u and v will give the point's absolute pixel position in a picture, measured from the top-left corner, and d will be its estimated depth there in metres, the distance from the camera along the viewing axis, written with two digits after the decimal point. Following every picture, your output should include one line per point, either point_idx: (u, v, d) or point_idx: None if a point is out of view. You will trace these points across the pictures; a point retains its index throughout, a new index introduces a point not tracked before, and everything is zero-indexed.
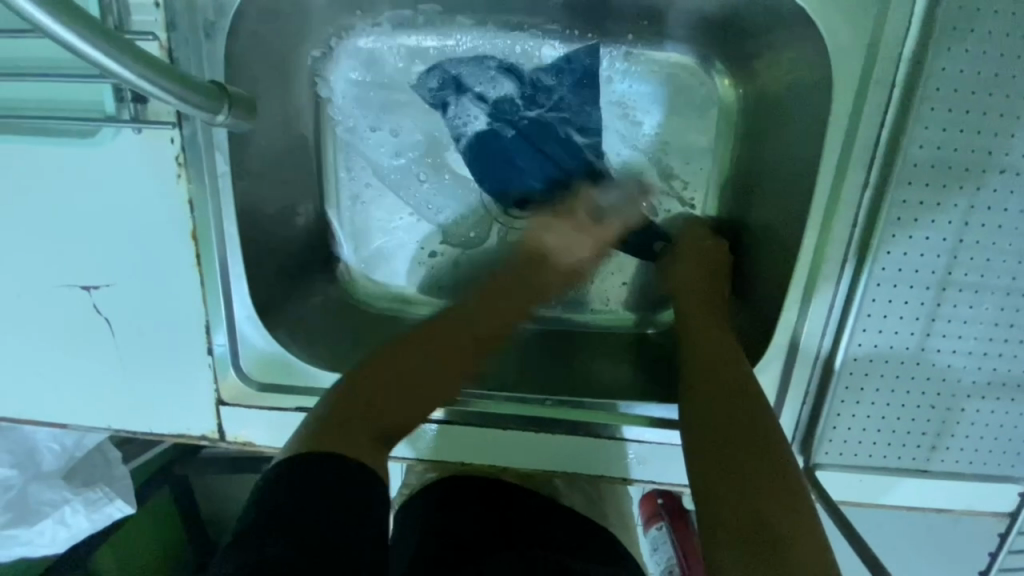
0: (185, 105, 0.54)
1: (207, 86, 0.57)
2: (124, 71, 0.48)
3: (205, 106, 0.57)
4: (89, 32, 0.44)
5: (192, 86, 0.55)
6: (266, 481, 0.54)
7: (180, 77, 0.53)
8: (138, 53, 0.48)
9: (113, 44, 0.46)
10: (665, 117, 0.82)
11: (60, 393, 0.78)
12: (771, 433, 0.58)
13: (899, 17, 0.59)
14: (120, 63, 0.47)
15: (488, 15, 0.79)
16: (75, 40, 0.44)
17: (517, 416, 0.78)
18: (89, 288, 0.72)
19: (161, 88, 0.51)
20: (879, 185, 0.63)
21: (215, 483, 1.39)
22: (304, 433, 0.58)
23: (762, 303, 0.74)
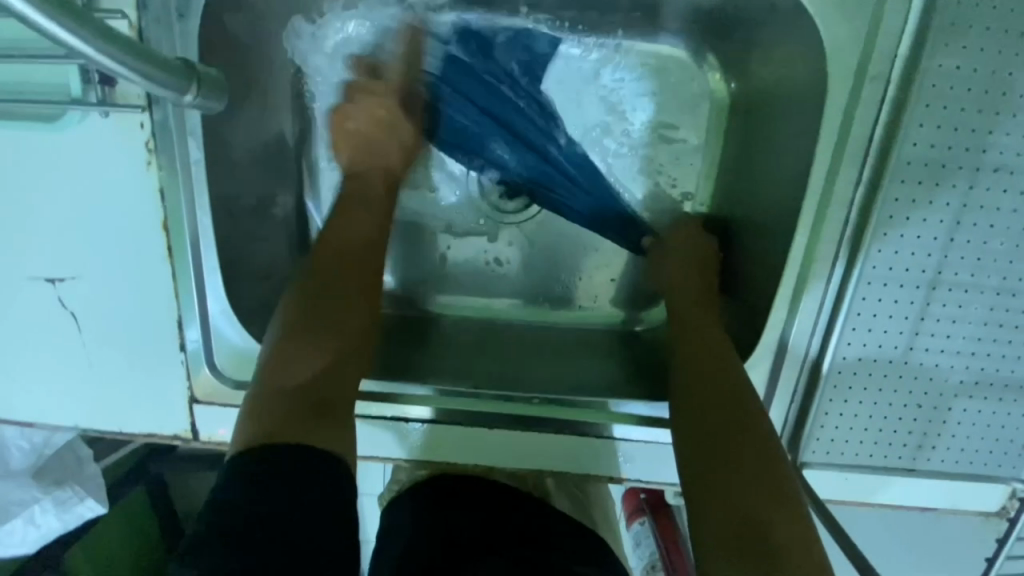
0: (151, 85, 0.50)
1: (176, 67, 0.54)
2: (93, 52, 0.44)
3: (174, 86, 0.53)
4: (54, 7, 0.41)
5: (159, 65, 0.51)
6: (226, 478, 0.51)
7: (147, 55, 0.49)
8: (107, 33, 0.45)
9: (75, 19, 0.42)
10: (653, 111, 0.80)
11: (24, 391, 0.74)
12: (768, 439, 0.57)
13: (896, 12, 0.58)
14: (91, 44, 0.44)
15: (476, 1, 0.77)
16: (35, 14, 0.40)
17: (503, 415, 0.76)
18: (55, 281, 0.69)
19: (128, 70, 0.47)
20: (872, 183, 0.62)
21: (193, 480, 1.36)
22: (246, 426, 0.56)
23: (751, 301, 0.74)
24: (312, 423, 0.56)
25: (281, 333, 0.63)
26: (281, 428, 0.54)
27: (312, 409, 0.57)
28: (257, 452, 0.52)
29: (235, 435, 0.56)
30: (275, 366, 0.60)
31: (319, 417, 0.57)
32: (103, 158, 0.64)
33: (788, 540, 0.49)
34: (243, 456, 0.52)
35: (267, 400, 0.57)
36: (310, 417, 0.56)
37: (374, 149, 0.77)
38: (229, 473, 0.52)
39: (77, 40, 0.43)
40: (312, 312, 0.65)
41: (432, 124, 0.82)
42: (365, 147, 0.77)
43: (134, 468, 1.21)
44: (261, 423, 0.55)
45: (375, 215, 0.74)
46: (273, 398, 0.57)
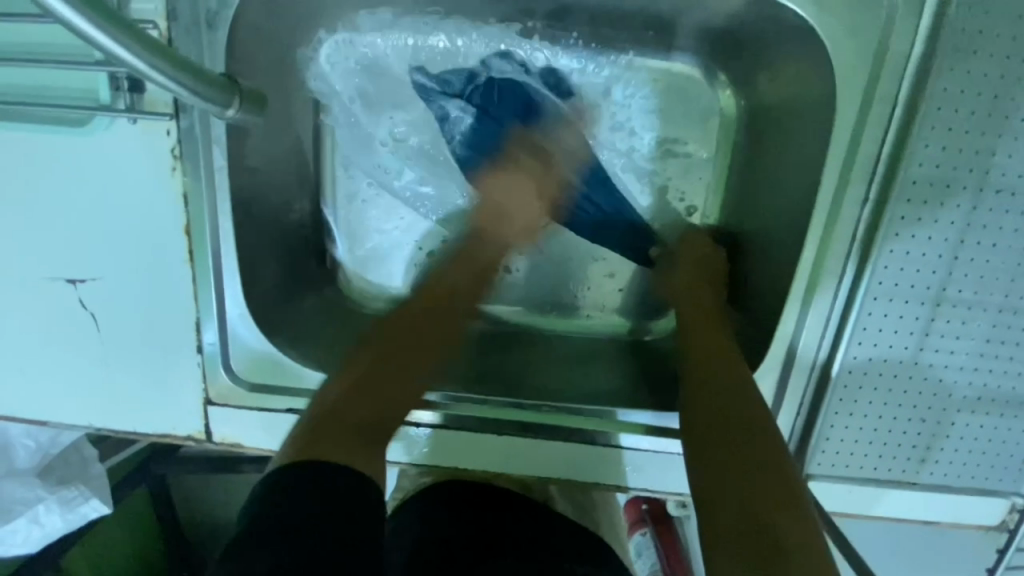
0: (189, 95, 0.51)
1: (219, 80, 0.56)
2: (135, 61, 0.46)
3: (217, 100, 0.55)
4: (98, 15, 0.43)
5: (203, 79, 0.53)
6: (261, 487, 0.53)
7: (191, 67, 0.51)
8: (149, 42, 0.47)
9: (117, 27, 0.44)
10: (664, 126, 0.82)
11: (40, 389, 0.75)
12: (773, 441, 0.59)
13: (902, 36, 0.60)
14: (132, 52, 0.46)
15: (493, 17, 0.79)
16: (75, 17, 0.42)
17: (513, 422, 0.78)
18: (76, 282, 0.70)
19: (170, 81, 0.49)
20: (878, 201, 0.64)
21: (196, 482, 1.39)
22: (293, 441, 0.58)
23: (758, 312, 0.75)
24: (362, 451, 0.57)
25: (358, 359, 0.67)
26: (335, 447, 0.56)
27: (364, 436, 0.59)
28: (305, 466, 0.54)
29: (283, 448, 0.58)
30: (338, 392, 0.62)
31: (369, 449, 0.58)
32: (128, 164, 0.66)
33: (791, 539, 0.51)
34: (287, 467, 0.54)
35: (326, 419, 0.59)
36: (361, 442, 0.58)
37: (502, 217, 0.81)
38: (264, 482, 0.53)
39: (111, 46, 0.44)
40: (383, 347, 0.68)
41: (449, 143, 0.84)
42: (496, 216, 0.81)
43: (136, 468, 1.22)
44: (314, 439, 0.57)
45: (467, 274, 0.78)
46: (332, 418, 0.59)
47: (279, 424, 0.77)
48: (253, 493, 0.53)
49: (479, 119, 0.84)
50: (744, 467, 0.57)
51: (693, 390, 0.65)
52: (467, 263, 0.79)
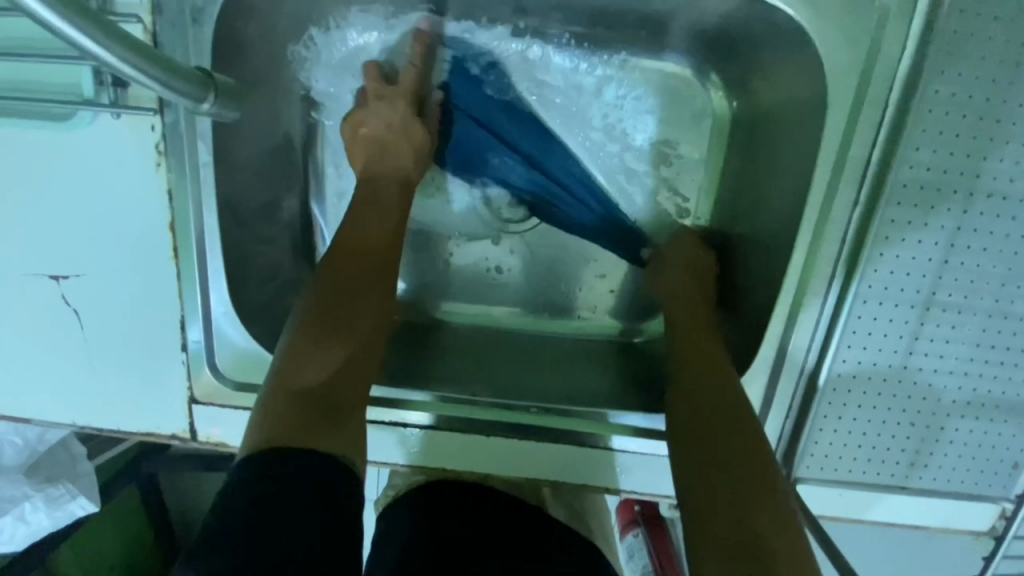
0: (160, 89, 0.51)
1: (192, 73, 0.55)
2: (109, 57, 0.46)
3: (191, 95, 0.54)
4: (72, 11, 0.42)
5: (175, 72, 0.52)
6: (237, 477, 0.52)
7: (164, 61, 0.50)
8: (123, 38, 0.46)
9: (90, 23, 0.43)
10: (656, 127, 0.82)
11: (22, 387, 0.74)
12: (758, 437, 0.59)
13: (893, 39, 0.59)
14: (106, 48, 0.45)
15: (485, 15, 0.78)
16: (45, 11, 0.41)
17: (502, 423, 0.77)
18: (59, 278, 0.69)
19: (144, 76, 0.48)
20: (868, 204, 0.63)
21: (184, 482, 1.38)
22: (255, 426, 0.56)
23: (748, 315, 0.75)
24: (324, 428, 0.56)
25: (300, 333, 0.65)
26: (294, 429, 0.55)
27: (323, 412, 0.58)
28: (265, 453, 0.53)
29: (247, 433, 0.57)
30: (287, 372, 0.61)
31: (327, 424, 0.57)
32: (112, 159, 0.65)
33: (775, 531, 0.52)
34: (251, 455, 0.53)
35: (283, 399, 0.58)
36: (319, 419, 0.57)
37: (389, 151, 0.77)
38: (240, 471, 0.52)
39: (85, 43, 0.44)
40: (322, 316, 0.66)
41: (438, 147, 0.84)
42: (374, 150, 0.77)
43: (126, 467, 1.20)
44: (272, 422, 0.56)
45: (390, 220, 0.75)
46: (290, 397, 0.58)
47: None
48: (228, 482, 0.51)
49: (466, 120, 0.83)
50: (731, 474, 0.56)
51: (681, 396, 0.65)
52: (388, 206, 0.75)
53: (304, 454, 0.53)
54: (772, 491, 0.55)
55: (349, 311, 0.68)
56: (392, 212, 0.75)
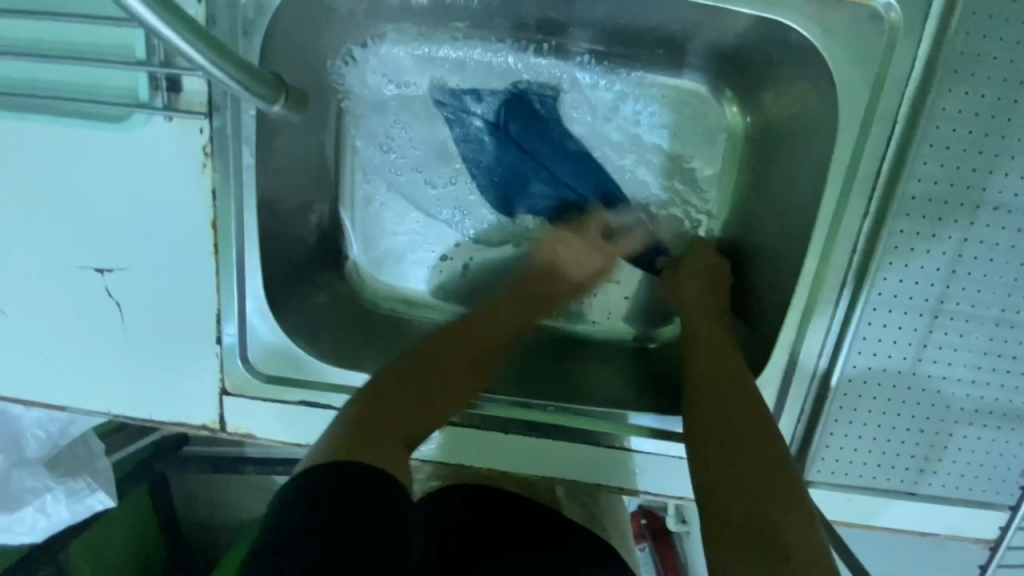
0: (237, 88, 0.54)
1: (266, 77, 0.59)
2: (200, 59, 0.50)
3: (265, 95, 0.59)
4: (171, 15, 0.47)
5: (253, 75, 0.56)
6: (292, 486, 0.53)
7: (246, 65, 0.55)
8: (213, 42, 0.50)
9: (187, 27, 0.48)
10: (672, 140, 0.86)
11: (62, 374, 0.77)
12: (774, 441, 0.61)
13: (903, 58, 0.63)
14: (199, 51, 0.49)
15: (511, 32, 0.83)
16: (147, 13, 0.45)
17: (519, 421, 0.80)
18: (103, 270, 0.73)
19: (227, 76, 0.53)
20: (878, 214, 0.66)
21: (197, 480, 1.43)
22: (324, 445, 0.58)
23: (761, 321, 0.77)
24: (391, 452, 0.58)
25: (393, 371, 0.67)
26: (367, 450, 0.57)
27: (401, 439, 0.61)
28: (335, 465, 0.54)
29: (311, 449, 0.58)
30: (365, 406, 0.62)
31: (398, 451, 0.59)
32: (161, 160, 0.69)
33: (799, 533, 0.53)
34: (315, 470, 0.54)
35: (359, 424, 0.60)
36: (389, 442, 0.59)
37: (553, 273, 0.84)
38: (297, 481, 0.53)
39: (180, 44, 0.48)
40: (415, 374, 0.68)
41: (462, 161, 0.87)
42: (525, 280, 0.84)
43: (140, 465, 1.26)
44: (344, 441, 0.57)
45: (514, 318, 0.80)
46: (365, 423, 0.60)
47: (295, 416, 0.79)
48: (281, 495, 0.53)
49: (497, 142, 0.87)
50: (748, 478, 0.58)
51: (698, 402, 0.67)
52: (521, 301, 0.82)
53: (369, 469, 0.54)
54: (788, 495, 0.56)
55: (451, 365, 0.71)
56: (518, 314, 0.80)
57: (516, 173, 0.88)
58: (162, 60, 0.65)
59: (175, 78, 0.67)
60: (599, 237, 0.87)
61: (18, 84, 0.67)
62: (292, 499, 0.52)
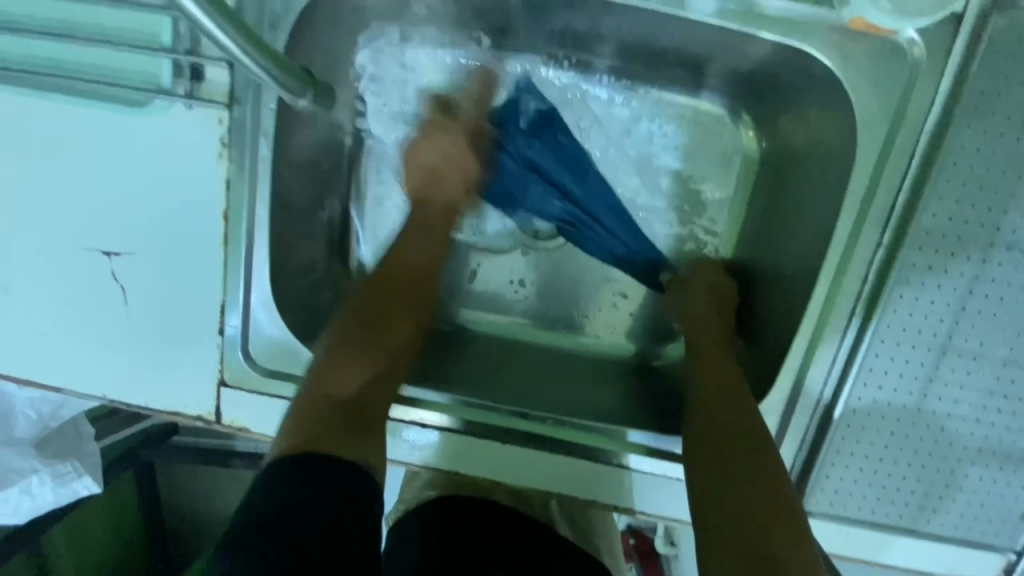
0: (275, 86, 0.56)
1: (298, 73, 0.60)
2: (238, 53, 0.51)
3: (294, 91, 0.59)
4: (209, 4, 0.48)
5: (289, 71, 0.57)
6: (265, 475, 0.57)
7: (279, 60, 0.56)
8: (253, 37, 0.52)
9: (228, 21, 0.49)
10: (686, 161, 0.86)
11: (61, 356, 0.77)
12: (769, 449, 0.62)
13: (924, 93, 0.63)
14: (237, 46, 0.50)
15: (534, 42, 0.83)
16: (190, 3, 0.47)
17: (517, 432, 0.79)
18: (111, 254, 0.72)
19: (262, 71, 0.54)
20: (892, 246, 0.66)
21: (182, 471, 1.43)
22: (289, 431, 0.61)
23: (767, 347, 0.77)
24: (355, 438, 0.62)
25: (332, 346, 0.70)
26: (329, 437, 0.60)
27: (354, 420, 0.64)
28: (295, 455, 0.58)
29: (278, 437, 0.61)
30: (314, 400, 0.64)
31: (352, 434, 0.62)
32: (177, 148, 0.69)
33: (788, 540, 0.54)
34: (289, 456, 0.58)
35: (313, 404, 0.64)
36: (342, 424, 0.63)
37: (437, 181, 0.83)
38: (269, 470, 0.57)
39: (218, 37, 0.49)
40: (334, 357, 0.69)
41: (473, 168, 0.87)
42: (428, 180, 0.83)
43: (124, 455, 1.24)
44: (309, 429, 0.61)
45: (434, 244, 0.82)
46: (318, 403, 0.64)
47: None
48: (253, 484, 0.56)
49: (504, 150, 0.87)
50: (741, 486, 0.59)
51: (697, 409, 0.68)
52: (430, 232, 0.83)
53: (333, 458, 0.58)
54: (780, 504, 0.57)
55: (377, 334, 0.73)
56: (436, 239, 0.83)
57: (525, 184, 0.88)
58: (187, 48, 0.65)
59: (199, 67, 0.67)
60: (466, 142, 0.85)
61: (43, 64, 0.68)
62: (265, 493, 0.55)
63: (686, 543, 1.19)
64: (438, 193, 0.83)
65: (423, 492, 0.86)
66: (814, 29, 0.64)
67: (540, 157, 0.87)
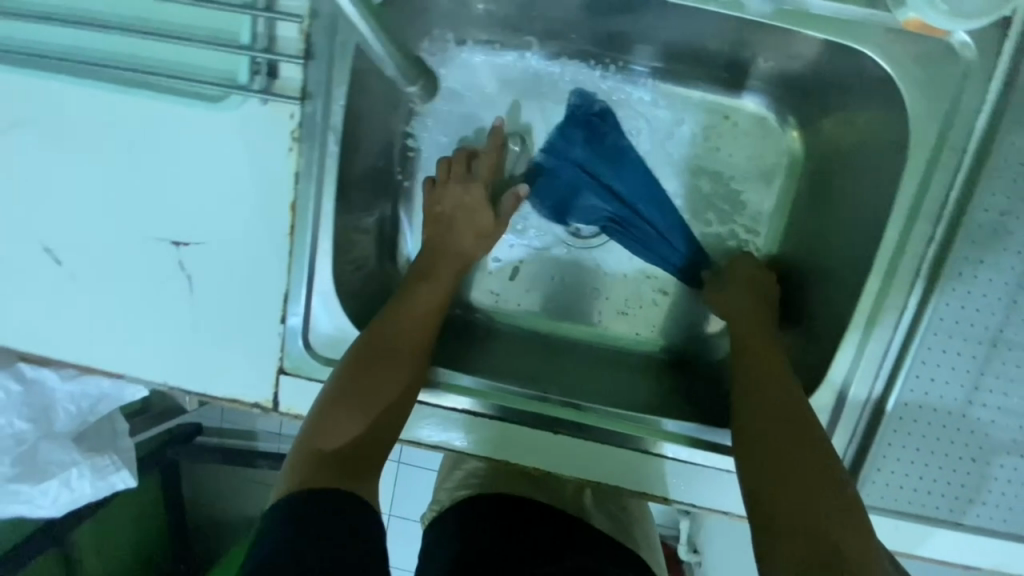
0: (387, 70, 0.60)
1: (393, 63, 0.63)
2: None
3: None
4: None
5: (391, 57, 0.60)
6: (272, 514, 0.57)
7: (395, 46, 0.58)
8: None
9: None
10: (729, 161, 0.89)
11: (126, 342, 0.79)
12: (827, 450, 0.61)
13: (975, 91, 0.65)
14: None
15: (585, 46, 0.86)
16: None
17: (569, 422, 0.78)
18: (180, 244, 0.75)
19: None
20: (944, 240, 0.67)
21: (205, 471, 1.45)
22: (290, 472, 0.62)
23: (815, 342, 0.78)
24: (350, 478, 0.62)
25: (341, 391, 0.69)
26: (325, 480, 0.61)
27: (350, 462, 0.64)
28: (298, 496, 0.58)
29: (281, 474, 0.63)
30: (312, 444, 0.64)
31: (359, 471, 0.64)
32: (250, 141, 0.71)
33: (851, 540, 0.53)
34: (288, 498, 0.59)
35: (316, 444, 0.64)
36: (347, 468, 0.63)
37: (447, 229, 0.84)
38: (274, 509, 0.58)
39: None
40: (346, 394, 0.68)
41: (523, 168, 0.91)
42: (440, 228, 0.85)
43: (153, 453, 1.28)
44: (319, 460, 0.62)
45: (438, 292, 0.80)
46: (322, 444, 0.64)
47: None
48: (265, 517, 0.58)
49: (554, 151, 0.91)
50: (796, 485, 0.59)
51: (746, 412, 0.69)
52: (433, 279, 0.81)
53: (345, 491, 0.59)
54: (837, 503, 0.56)
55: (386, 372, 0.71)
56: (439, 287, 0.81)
57: (572, 184, 0.91)
58: (264, 46, 0.69)
59: (274, 64, 0.70)
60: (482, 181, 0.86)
61: (123, 61, 0.71)
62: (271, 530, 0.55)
63: (707, 547, 1.28)
64: (445, 241, 0.84)
65: (460, 488, 0.87)
66: (868, 30, 0.67)
67: (580, 157, 0.91)
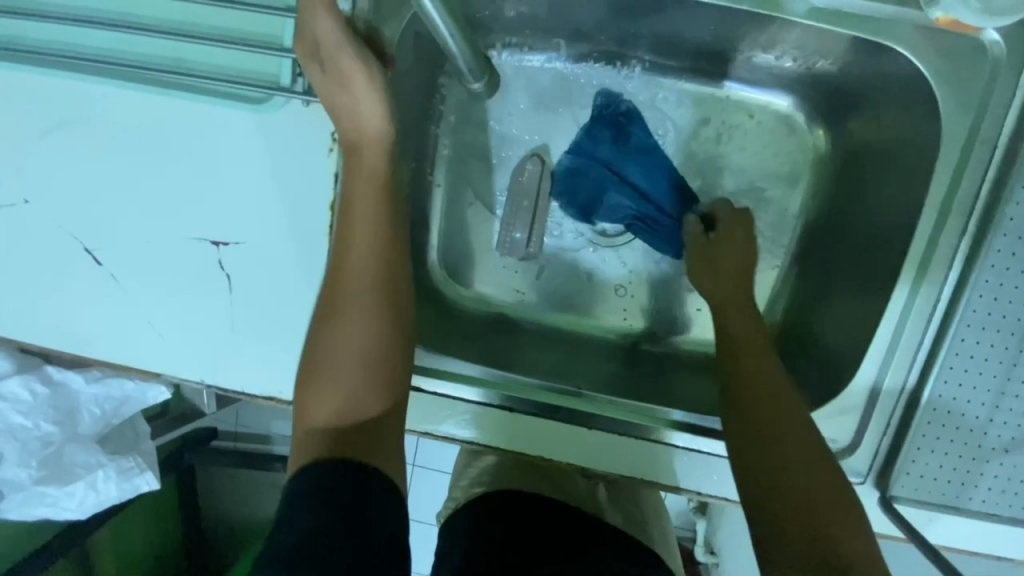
0: None
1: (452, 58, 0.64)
2: None
3: None
4: None
5: None
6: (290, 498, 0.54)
7: None
8: None
9: None
10: (755, 159, 0.90)
11: (165, 341, 0.80)
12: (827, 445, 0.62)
13: (1006, 87, 0.67)
14: None
15: (614, 47, 0.88)
16: None
17: (605, 418, 0.79)
18: (220, 244, 0.76)
19: None
20: (977, 233, 0.69)
21: (217, 477, 1.45)
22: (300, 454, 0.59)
23: (848, 335, 0.79)
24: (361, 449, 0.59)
25: (310, 372, 0.65)
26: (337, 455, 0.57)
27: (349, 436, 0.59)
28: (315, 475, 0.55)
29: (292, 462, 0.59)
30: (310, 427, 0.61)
31: (368, 443, 0.59)
32: (291, 142, 0.73)
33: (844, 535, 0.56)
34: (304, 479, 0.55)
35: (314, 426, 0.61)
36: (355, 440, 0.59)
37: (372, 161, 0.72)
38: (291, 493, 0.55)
39: None
40: (320, 374, 0.64)
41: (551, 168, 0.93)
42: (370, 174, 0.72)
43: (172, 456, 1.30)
44: (322, 445, 0.59)
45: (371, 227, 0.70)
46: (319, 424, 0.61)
47: None
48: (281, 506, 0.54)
49: (582, 151, 0.92)
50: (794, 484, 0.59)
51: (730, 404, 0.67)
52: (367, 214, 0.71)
53: (367, 462, 0.57)
54: (834, 497, 0.58)
55: (348, 338, 0.66)
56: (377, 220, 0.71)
57: (600, 183, 0.92)
58: None
59: None
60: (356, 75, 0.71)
61: (165, 64, 0.72)
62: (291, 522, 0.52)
63: (724, 550, 1.29)
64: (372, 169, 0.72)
65: (475, 486, 0.87)
66: (898, 28, 0.68)
67: (607, 156, 0.91)
